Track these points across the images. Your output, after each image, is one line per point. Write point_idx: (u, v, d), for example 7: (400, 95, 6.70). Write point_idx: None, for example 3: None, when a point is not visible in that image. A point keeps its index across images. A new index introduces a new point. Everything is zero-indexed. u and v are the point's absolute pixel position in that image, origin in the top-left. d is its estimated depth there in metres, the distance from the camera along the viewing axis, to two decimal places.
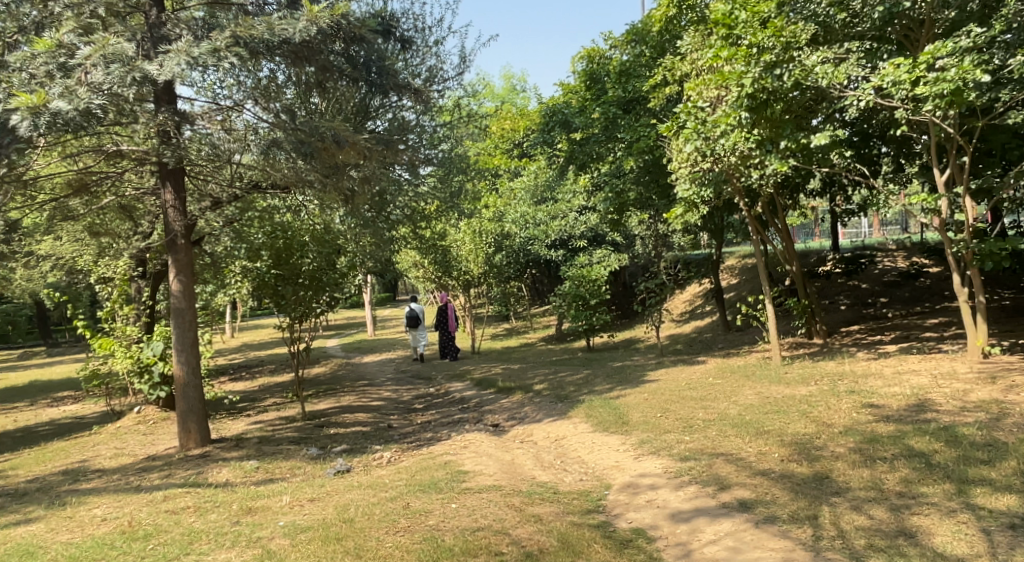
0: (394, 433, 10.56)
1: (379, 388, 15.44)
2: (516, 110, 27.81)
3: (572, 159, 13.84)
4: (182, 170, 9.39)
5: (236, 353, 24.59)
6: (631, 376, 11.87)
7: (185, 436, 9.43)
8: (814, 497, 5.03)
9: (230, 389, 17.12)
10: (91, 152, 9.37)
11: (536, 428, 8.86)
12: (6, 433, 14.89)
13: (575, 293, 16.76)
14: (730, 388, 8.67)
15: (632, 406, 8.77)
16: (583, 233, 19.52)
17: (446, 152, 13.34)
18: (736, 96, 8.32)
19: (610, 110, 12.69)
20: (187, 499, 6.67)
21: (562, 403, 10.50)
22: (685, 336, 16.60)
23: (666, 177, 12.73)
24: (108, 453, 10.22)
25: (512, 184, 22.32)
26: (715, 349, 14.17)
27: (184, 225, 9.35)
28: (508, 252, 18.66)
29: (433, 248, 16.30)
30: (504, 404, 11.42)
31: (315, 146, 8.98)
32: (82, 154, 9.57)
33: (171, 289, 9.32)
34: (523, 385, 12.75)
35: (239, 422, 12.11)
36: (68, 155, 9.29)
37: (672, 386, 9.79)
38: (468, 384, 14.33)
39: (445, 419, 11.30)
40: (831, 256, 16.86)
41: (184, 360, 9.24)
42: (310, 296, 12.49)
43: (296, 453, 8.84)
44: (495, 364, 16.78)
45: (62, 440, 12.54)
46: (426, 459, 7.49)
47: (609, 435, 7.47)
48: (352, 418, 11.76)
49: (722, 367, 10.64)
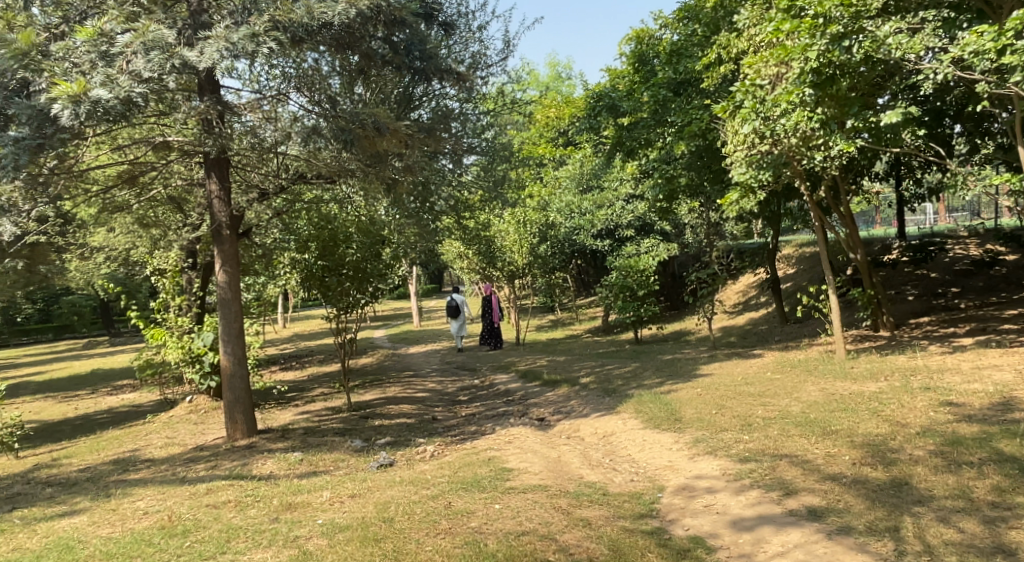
0: (438, 425, 10.32)
1: (423, 379, 15.26)
2: (562, 97, 27.39)
3: (619, 145, 13.43)
4: (227, 160, 9.12)
5: (286, 343, 24.74)
6: (683, 369, 11.43)
7: (231, 426, 9.12)
8: (893, 506, 4.61)
9: (278, 379, 17.14)
10: (139, 144, 9.13)
11: (583, 423, 8.52)
12: (64, 421, 15.11)
13: (622, 283, 16.33)
14: (792, 384, 8.34)
15: (685, 401, 8.39)
16: (630, 223, 19.01)
17: (490, 140, 13.01)
18: (800, 72, 8.00)
19: (661, 92, 12.31)
20: (230, 492, 6.20)
21: (610, 396, 10.14)
22: (739, 328, 16.06)
23: (720, 161, 12.22)
24: (158, 443, 10.10)
25: (557, 173, 21.94)
26: (770, 342, 13.64)
27: (229, 215, 9.10)
28: (555, 243, 18.34)
29: (477, 237, 16.06)
30: (550, 397, 11.10)
31: (356, 134, 8.73)
32: (129, 146, 9.32)
33: (216, 280, 9.08)
34: (569, 377, 12.41)
35: (286, 413, 12.01)
36: (115, 148, 9.09)
37: (727, 381, 9.35)
38: (514, 375, 14.05)
39: (490, 412, 11.03)
40: (896, 244, 16.20)
41: (229, 350, 8.98)
42: (355, 287, 12.28)
43: (338, 446, 8.64)
44: (541, 355, 16.47)
45: (113, 429, 12.58)
46: (469, 455, 7.21)
47: (661, 432, 7.11)
48: (397, 410, 11.56)
49: (780, 361, 10.22)
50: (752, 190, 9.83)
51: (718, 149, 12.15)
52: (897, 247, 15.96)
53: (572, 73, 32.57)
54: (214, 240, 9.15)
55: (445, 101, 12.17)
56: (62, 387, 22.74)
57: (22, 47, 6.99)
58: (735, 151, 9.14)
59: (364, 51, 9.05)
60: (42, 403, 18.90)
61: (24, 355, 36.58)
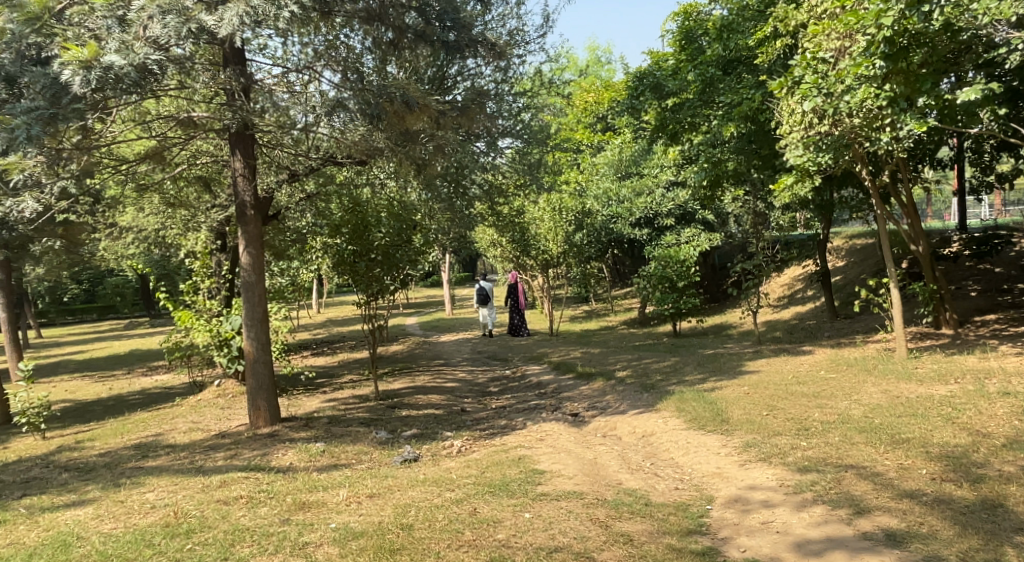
0: (467, 418, 9.89)
1: (454, 368, 14.82)
2: (601, 82, 26.79)
3: (661, 128, 12.89)
4: (252, 135, 8.61)
5: (320, 328, 24.56)
6: (726, 364, 10.80)
7: (253, 414, 8.64)
8: (988, 534, 4.07)
9: (310, 363, 16.90)
10: (164, 120, 8.68)
11: (621, 421, 7.99)
12: (97, 402, 14.99)
13: (661, 274, 15.72)
14: (850, 385, 7.87)
15: (731, 401, 7.82)
16: (671, 211, 18.14)
17: (526, 123, 12.49)
18: (873, 41, 7.53)
19: (709, 71, 11.85)
20: (243, 487, 5.71)
21: (649, 392, 9.57)
22: (784, 323, 15.37)
23: (771, 144, 11.54)
24: (182, 427, 9.69)
25: (594, 159, 21.31)
26: (820, 338, 12.93)
27: (254, 194, 8.64)
28: (592, 230, 17.60)
29: (511, 224, 15.59)
30: (584, 391, 10.58)
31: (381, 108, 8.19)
32: (155, 122, 8.89)
33: (239, 262, 8.63)
34: (605, 370, 11.86)
35: (313, 399, 11.67)
36: (141, 122, 8.66)
37: (777, 380, 8.74)
38: (546, 367, 13.54)
39: (522, 405, 10.55)
40: (957, 237, 15.43)
41: (253, 335, 8.53)
42: (380, 271, 11.80)
43: (363, 437, 8.23)
44: (575, 347, 15.95)
45: (140, 411, 12.33)
46: (498, 452, 6.73)
47: (707, 435, 6.56)
48: (425, 400, 11.15)
49: (832, 360, 9.59)
50: (808, 175, 9.29)
51: (769, 131, 11.49)
52: (957, 241, 15.17)
53: (611, 59, 31.78)
54: (237, 220, 8.68)
55: (480, 80, 11.66)
56: (96, 366, 22.79)
57: (36, 10, 6.71)
58: (791, 131, 8.91)
59: (395, 23, 8.68)
60: (74, 382, 18.84)
61: (63, 334, 37.03)
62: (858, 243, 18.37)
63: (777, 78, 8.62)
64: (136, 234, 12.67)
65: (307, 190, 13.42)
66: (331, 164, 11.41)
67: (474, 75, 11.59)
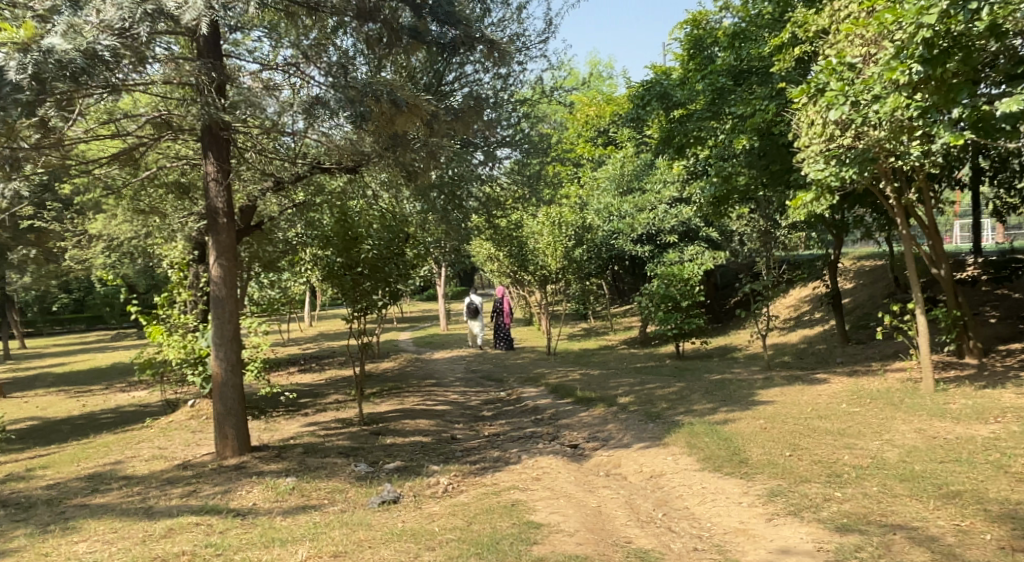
0: (457, 447, 9.14)
1: (446, 389, 14.01)
2: (603, 94, 26.15)
3: (668, 141, 12.22)
4: (228, 136, 7.89)
5: (309, 343, 23.72)
6: (737, 392, 10.07)
7: (220, 441, 7.90)
8: None
9: (296, 381, 16.12)
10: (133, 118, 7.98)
11: (626, 457, 7.26)
12: (66, 421, 14.17)
13: (664, 292, 15.00)
14: (877, 421, 7.18)
15: (747, 437, 7.11)
16: (674, 228, 17.57)
17: (526, 133, 11.91)
18: (907, 44, 6.86)
19: (719, 80, 11.17)
20: (190, 539, 4.98)
21: (654, 423, 8.83)
22: (792, 346, 14.66)
23: (784, 158, 10.88)
24: (145, 455, 8.96)
25: (595, 173, 20.58)
26: (833, 364, 12.21)
27: (226, 202, 7.91)
28: (592, 247, 16.85)
29: (508, 239, 14.90)
30: (584, 418, 9.83)
31: (366, 105, 7.53)
32: (123, 121, 8.19)
33: (209, 274, 7.90)
34: (606, 395, 11.11)
35: (293, 423, 10.91)
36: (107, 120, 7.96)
37: (794, 413, 8.01)
38: (543, 390, 12.77)
39: (517, 432, 9.80)
40: (973, 259, 14.77)
41: (222, 355, 7.80)
42: (369, 287, 11.06)
43: (341, 470, 7.50)
44: (574, 368, 15.22)
45: (106, 433, 11.56)
46: (489, 494, 6.00)
47: (724, 479, 5.85)
48: (413, 425, 10.41)
49: (851, 391, 8.87)
50: (827, 193, 8.63)
51: (783, 144, 10.83)
52: (972, 264, 14.53)
53: (613, 73, 31.04)
54: (209, 228, 7.94)
55: (477, 84, 11.07)
56: (76, 380, 21.99)
57: None
58: (811, 145, 8.26)
59: (385, 17, 8.02)
60: (47, 399, 17.99)
61: (48, 345, 36.15)
62: (868, 265, 17.70)
63: (799, 86, 7.94)
64: (106, 243, 11.80)
65: (293, 201, 12.70)
66: (318, 171, 10.72)
67: (472, 80, 11.00)
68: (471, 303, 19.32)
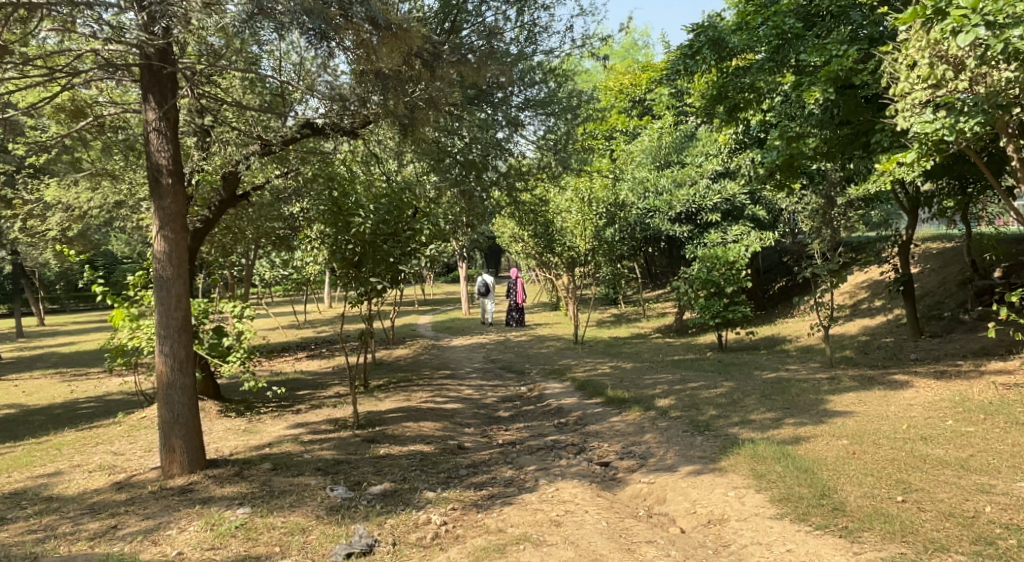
0: (463, 459, 7.58)
1: (459, 382, 12.43)
2: (639, 63, 24.24)
3: (717, 100, 10.61)
4: (172, 71, 6.49)
5: (323, 324, 22.37)
6: (802, 395, 8.36)
7: (167, 452, 6.38)
8: None
9: (301, 369, 14.70)
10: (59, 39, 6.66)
11: (671, 489, 5.63)
12: (44, 411, 12.91)
13: (706, 277, 13.30)
14: (1008, 449, 5.49)
15: (834, 467, 5.46)
16: (718, 206, 15.79)
17: (555, 89, 10.40)
18: None
19: (787, 22, 9.50)
20: None
21: (702, 436, 7.21)
22: (854, 338, 12.87)
23: (862, 117, 9.23)
24: (93, 464, 7.55)
25: (629, 146, 18.73)
26: (908, 361, 10.40)
27: (173, 158, 6.44)
28: (626, 226, 15.03)
29: (535, 218, 13.29)
30: (616, 426, 8.21)
31: (326, 17, 6.15)
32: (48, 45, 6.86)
33: (153, 249, 6.42)
34: (642, 396, 9.43)
35: (278, 423, 9.43)
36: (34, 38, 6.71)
37: (887, 431, 6.32)
38: (569, 386, 11.14)
39: (536, 442, 8.16)
40: None
41: (167, 349, 6.31)
42: (369, 267, 9.27)
43: (310, 497, 5.97)
44: (604, 359, 13.57)
45: (71, 430, 10.20)
46: (488, 552, 4.65)
47: (816, 538, 4.45)
48: (415, 427, 8.87)
49: (953, 401, 7.09)
50: (925, 158, 7.01)
51: (859, 100, 9.26)
52: None
53: (650, 41, 28.71)
54: (152, 192, 6.47)
55: (493, 23, 9.47)
56: (79, 363, 20.72)
57: None
58: (910, 91, 6.72)
59: None
60: (39, 384, 16.80)
61: (65, 323, 35.08)
62: (935, 248, 15.72)
63: (907, 10, 6.38)
64: (66, 213, 10.42)
65: (291, 169, 11.24)
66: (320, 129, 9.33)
67: (491, 27, 9.46)
68: (483, 279, 19.68)
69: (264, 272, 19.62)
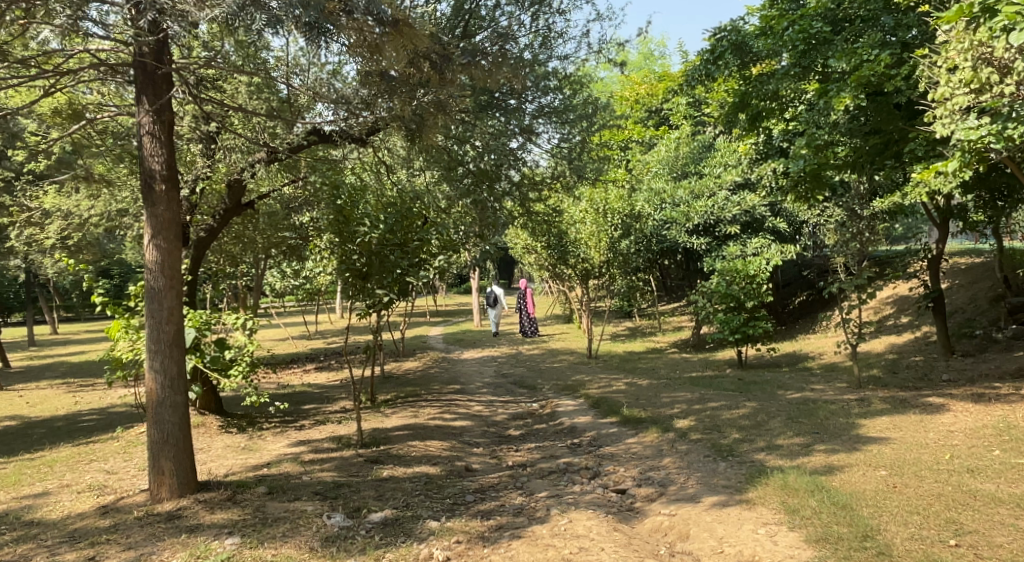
0: (470, 483, 7.16)
1: (469, 398, 12.00)
2: (656, 73, 23.78)
3: (740, 108, 10.32)
4: (168, 69, 6.17)
5: (333, 335, 22.01)
6: (831, 419, 7.88)
7: (155, 475, 6.00)
8: None
9: (307, 381, 14.30)
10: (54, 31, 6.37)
11: (695, 524, 5.20)
12: (44, 424, 12.58)
13: (725, 291, 12.81)
14: None
15: (875, 504, 5.05)
16: (737, 217, 15.31)
17: (571, 94, 10.00)
18: None
19: (814, 25, 9.05)
20: None
21: (726, 462, 6.75)
22: (881, 356, 12.34)
23: (893, 125, 8.89)
24: (83, 483, 7.20)
25: (645, 155, 18.28)
26: (941, 382, 9.89)
27: (167, 163, 6.10)
28: (643, 238, 14.58)
29: (549, 229, 12.87)
30: (633, 449, 7.76)
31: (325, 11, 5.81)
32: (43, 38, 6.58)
33: (144, 259, 6.06)
34: (660, 416, 8.97)
35: (279, 441, 9.02)
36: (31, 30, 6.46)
37: (929, 462, 5.87)
38: (583, 403, 10.69)
39: (547, 464, 7.72)
40: None
41: (157, 365, 5.93)
42: (374, 279, 8.86)
43: (306, 525, 5.57)
44: (620, 375, 13.10)
45: (67, 445, 9.86)
46: None
47: None
48: (422, 446, 8.45)
49: (997, 429, 6.62)
50: (963, 168, 6.63)
51: (891, 107, 8.94)
52: None
53: (667, 51, 28.21)
54: (145, 199, 6.11)
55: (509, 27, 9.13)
56: (87, 373, 20.46)
57: None
58: (951, 96, 6.30)
59: None
60: (43, 394, 16.50)
61: (78, 331, 34.84)
62: (964, 263, 15.17)
63: (952, 8, 6.03)
64: (66, 221, 10.18)
65: (297, 177, 10.89)
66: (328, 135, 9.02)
67: (506, 31, 9.11)
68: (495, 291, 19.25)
69: (273, 282, 19.30)
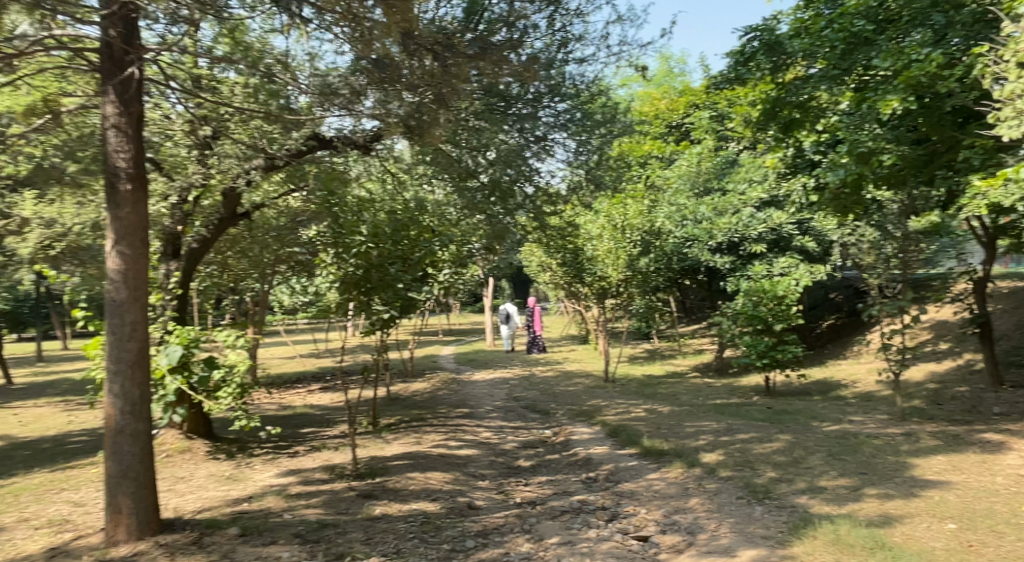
0: (473, 523, 6.39)
1: (477, 424, 11.21)
2: (676, 88, 23.00)
3: (770, 116, 9.56)
4: (138, 57, 5.54)
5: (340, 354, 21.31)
6: (878, 456, 7.05)
7: (111, 514, 5.28)
8: None
9: (307, 403, 13.58)
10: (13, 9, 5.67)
11: None
12: (29, 445, 11.90)
13: (752, 313, 11.98)
14: None
15: None
16: (763, 236, 14.51)
17: (596, 102, 9.27)
18: None
19: (855, 23, 8.42)
20: None
21: (762, 506, 5.93)
22: (922, 384, 11.45)
23: (942, 132, 8.09)
24: (43, 517, 6.49)
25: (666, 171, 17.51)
26: (993, 416, 9.02)
27: (134, 161, 5.44)
28: (664, 255, 13.79)
29: (564, 245, 12.15)
30: (656, 486, 6.95)
31: None
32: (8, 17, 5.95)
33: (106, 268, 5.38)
34: (684, 449, 8.15)
35: (268, 469, 8.29)
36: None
37: (1005, 516, 5.06)
38: (600, 431, 9.89)
39: (560, 503, 6.92)
40: None
41: (115, 388, 5.24)
42: (375, 295, 8.11)
43: None
44: (638, 401, 12.28)
45: (42, 469, 9.15)
46: None
47: None
48: (422, 478, 7.69)
49: None
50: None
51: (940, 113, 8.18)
52: None
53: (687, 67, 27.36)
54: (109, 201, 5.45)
55: (526, 28, 8.48)
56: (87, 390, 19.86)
57: None
58: (1019, 89, 5.55)
59: None
60: (37, 412, 15.86)
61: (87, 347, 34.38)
62: (1007, 288, 14.25)
63: None
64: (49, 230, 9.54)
65: (297, 185, 10.25)
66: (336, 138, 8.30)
67: (522, 31, 8.44)
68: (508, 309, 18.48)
69: (281, 298, 18.67)
